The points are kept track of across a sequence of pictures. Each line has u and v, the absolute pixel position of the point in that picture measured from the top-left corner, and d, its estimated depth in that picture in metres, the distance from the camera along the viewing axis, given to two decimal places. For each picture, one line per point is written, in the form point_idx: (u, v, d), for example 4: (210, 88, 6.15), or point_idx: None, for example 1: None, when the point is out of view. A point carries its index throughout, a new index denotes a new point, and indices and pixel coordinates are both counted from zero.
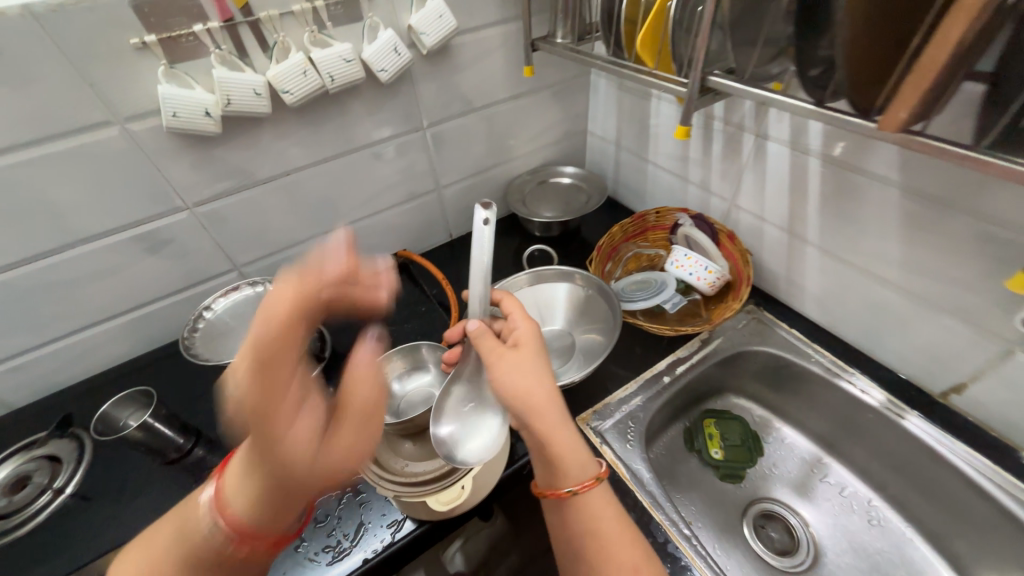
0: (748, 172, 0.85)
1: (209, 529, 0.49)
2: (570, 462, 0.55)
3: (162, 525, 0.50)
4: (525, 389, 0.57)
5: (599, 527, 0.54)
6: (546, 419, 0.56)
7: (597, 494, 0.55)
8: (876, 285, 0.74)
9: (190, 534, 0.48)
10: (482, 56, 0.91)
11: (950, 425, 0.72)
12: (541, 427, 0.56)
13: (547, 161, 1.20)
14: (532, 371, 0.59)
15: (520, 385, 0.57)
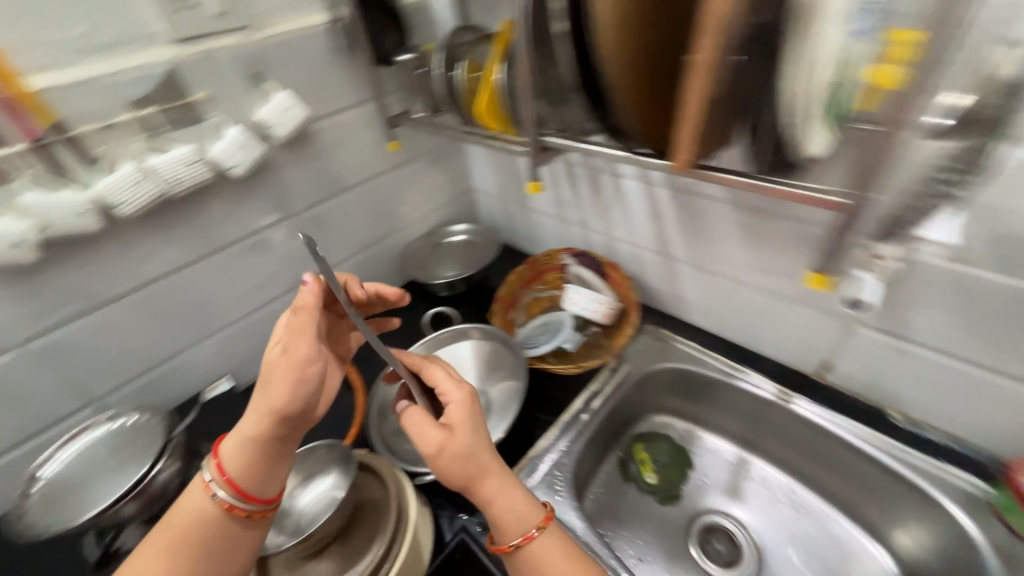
0: (614, 207, 0.93)
1: (215, 521, 0.51)
2: (512, 511, 0.53)
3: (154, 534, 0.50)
4: (462, 463, 0.53)
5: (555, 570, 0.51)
6: (491, 485, 0.54)
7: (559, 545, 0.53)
8: (740, 288, 0.82)
9: (191, 532, 0.50)
10: (346, 137, 0.92)
11: (831, 400, 0.79)
12: (491, 493, 0.53)
13: (439, 222, 1.21)
14: (461, 445, 0.54)
15: (467, 465, 0.53)
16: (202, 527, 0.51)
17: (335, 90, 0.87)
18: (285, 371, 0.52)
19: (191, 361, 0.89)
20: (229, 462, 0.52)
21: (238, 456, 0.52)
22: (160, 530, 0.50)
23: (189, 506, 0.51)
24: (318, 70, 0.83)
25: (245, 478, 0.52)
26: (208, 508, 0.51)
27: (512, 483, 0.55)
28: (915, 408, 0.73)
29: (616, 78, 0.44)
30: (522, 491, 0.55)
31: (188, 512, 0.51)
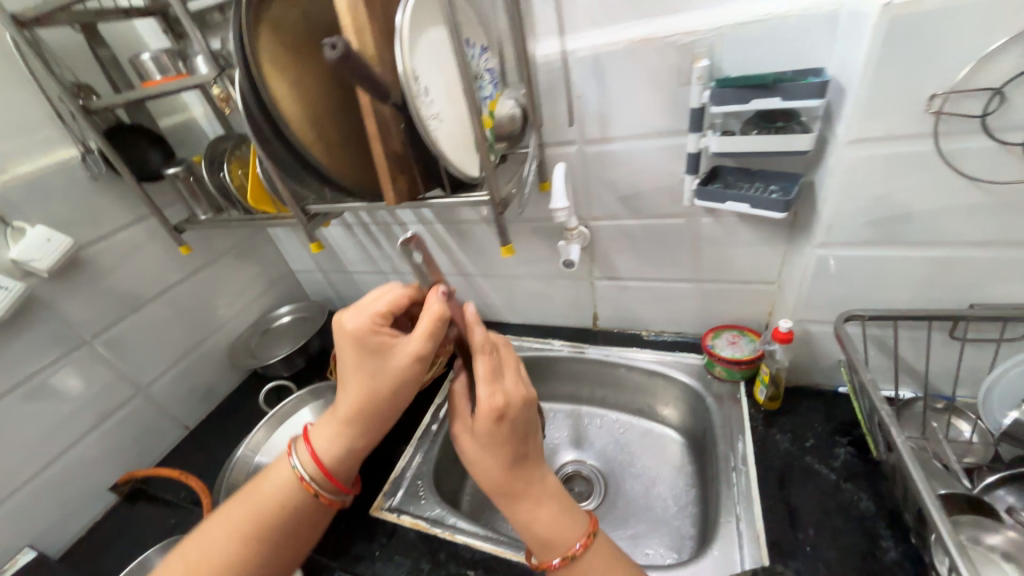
0: None
1: (294, 495, 0.65)
2: (557, 529, 0.58)
3: (239, 503, 0.64)
4: (495, 479, 0.60)
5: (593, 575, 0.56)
6: (523, 503, 0.60)
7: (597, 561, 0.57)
8: (520, 280, 1.06)
9: (272, 507, 0.63)
10: (130, 253, 0.93)
11: (607, 339, 1.06)
12: (533, 512, 0.59)
13: (265, 310, 1.25)
14: (499, 466, 0.60)
15: (491, 474, 0.60)
16: (282, 509, 0.64)
17: (105, 213, 0.89)
18: (371, 370, 0.61)
19: None
20: (317, 450, 0.66)
21: (335, 439, 0.66)
22: (244, 497, 0.65)
23: (273, 485, 0.65)
24: (80, 200, 0.85)
25: (331, 462, 0.66)
26: (288, 489, 0.65)
27: (541, 509, 0.59)
28: (652, 323, 1.02)
29: (317, 156, 0.60)
30: (554, 514, 0.59)
31: (268, 493, 0.64)
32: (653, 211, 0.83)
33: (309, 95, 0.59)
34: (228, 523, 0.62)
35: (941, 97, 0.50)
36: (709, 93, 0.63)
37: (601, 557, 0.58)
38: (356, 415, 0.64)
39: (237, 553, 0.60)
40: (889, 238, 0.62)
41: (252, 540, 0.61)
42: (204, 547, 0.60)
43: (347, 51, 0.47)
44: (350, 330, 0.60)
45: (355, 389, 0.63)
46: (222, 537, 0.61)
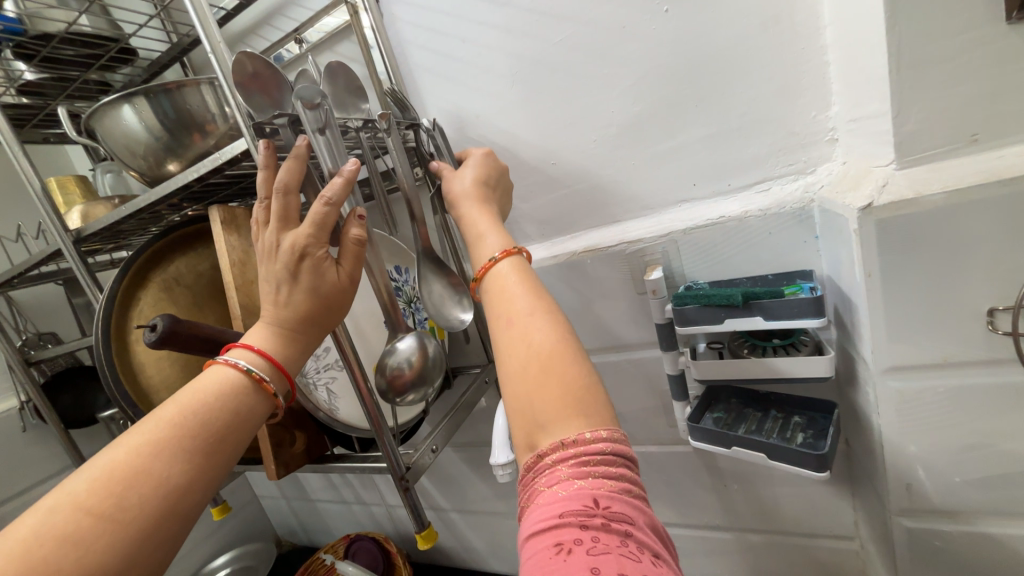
0: (376, 477, 0.92)
1: (136, 496, 0.25)
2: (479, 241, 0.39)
3: (138, 430, 0.27)
4: (473, 193, 0.44)
5: (514, 322, 0.31)
6: (469, 208, 0.42)
7: (501, 273, 0.35)
8: (502, 518, 0.82)
9: (194, 455, 0.28)
10: None
11: None
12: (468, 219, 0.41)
13: (207, 557, 1.02)
14: (476, 177, 0.45)
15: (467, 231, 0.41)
16: (235, 419, 0.31)
17: (26, 467, 0.79)
18: (313, 287, 0.37)
19: None
20: (268, 347, 0.35)
21: (286, 352, 0.36)
22: (151, 428, 0.27)
23: (210, 393, 0.30)
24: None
25: (233, 398, 0.31)
26: (237, 395, 0.31)
27: (487, 218, 0.41)
28: None
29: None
30: (499, 225, 0.40)
31: (201, 415, 0.29)
32: (647, 438, 0.63)
33: (192, 358, 0.52)
34: (93, 484, 0.24)
35: (1007, 312, 0.34)
36: (671, 308, 0.49)
37: (520, 271, 0.35)
38: (308, 327, 0.38)
39: (123, 557, 0.24)
40: (1019, 507, 0.38)
41: (169, 513, 0.26)
42: (32, 543, 0.22)
43: (173, 328, 0.37)
44: (271, 254, 0.37)
45: (276, 295, 0.37)
46: (91, 500, 0.24)
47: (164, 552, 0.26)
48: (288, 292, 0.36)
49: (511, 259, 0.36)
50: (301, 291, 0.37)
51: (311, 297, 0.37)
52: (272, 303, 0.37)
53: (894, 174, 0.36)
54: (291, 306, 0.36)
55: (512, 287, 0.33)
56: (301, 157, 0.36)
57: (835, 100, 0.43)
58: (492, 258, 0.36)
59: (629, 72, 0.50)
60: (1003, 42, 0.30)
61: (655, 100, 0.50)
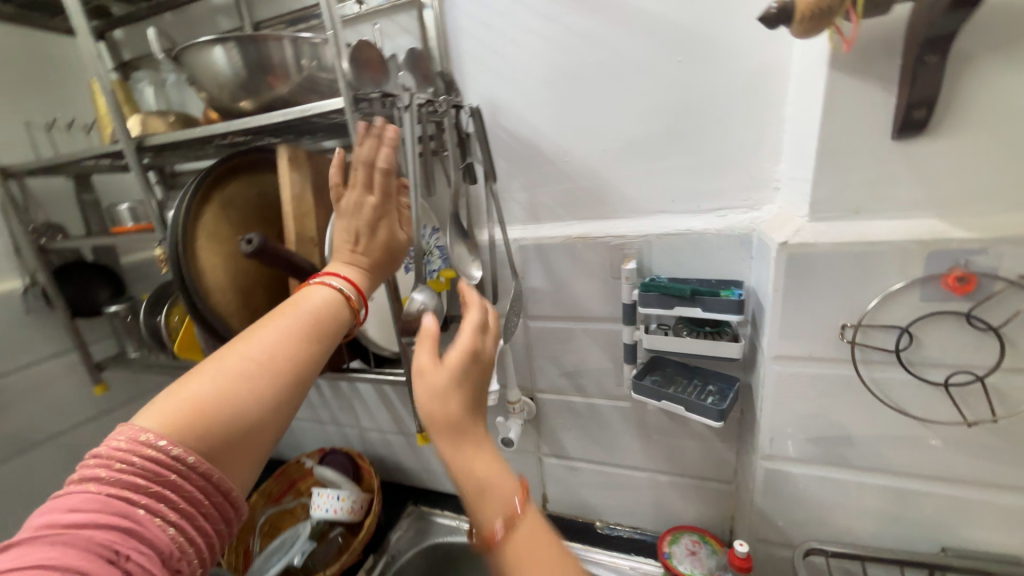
0: (355, 401, 1.04)
1: (277, 364, 0.40)
2: (486, 483, 0.38)
3: (267, 325, 0.42)
4: (472, 407, 0.41)
5: (526, 567, 0.35)
6: (457, 447, 0.40)
7: (515, 526, 0.37)
8: None
9: (302, 349, 0.42)
10: (39, 388, 0.86)
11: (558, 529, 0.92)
12: (461, 454, 0.39)
13: None
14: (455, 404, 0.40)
15: (471, 461, 0.39)
16: (331, 324, 0.45)
17: (27, 346, 0.85)
18: (384, 242, 0.50)
19: None
20: (351, 277, 0.48)
21: (360, 284, 0.49)
22: (279, 322, 0.42)
23: (315, 302, 0.44)
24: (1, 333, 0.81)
25: (328, 309, 0.45)
26: (332, 305, 0.46)
27: (490, 459, 0.40)
28: (604, 513, 0.90)
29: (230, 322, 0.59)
30: (496, 464, 0.40)
31: (309, 317, 0.43)
32: (597, 393, 0.79)
33: (241, 271, 0.60)
34: (255, 349, 0.39)
35: (852, 327, 0.51)
36: (637, 292, 0.64)
37: (532, 521, 0.38)
38: (377, 271, 0.51)
39: (271, 399, 0.39)
40: (835, 459, 0.58)
41: (293, 376, 0.41)
42: (226, 379, 0.37)
43: (264, 246, 0.48)
44: (353, 214, 0.48)
45: (355, 245, 0.49)
46: (246, 366, 0.38)
47: (292, 402, 0.41)
48: (363, 246, 0.49)
49: (523, 517, 0.37)
50: (374, 245, 0.50)
51: (379, 252, 0.50)
52: (350, 254, 0.49)
53: (806, 224, 0.51)
54: (366, 256, 0.50)
55: (535, 553, 0.36)
56: (393, 146, 0.48)
57: (784, 159, 0.58)
58: (501, 525, 0.37)
59: (641, 103, 0.62)
60: (888, 150, 0.46)
61: (656, 130, 0.63)
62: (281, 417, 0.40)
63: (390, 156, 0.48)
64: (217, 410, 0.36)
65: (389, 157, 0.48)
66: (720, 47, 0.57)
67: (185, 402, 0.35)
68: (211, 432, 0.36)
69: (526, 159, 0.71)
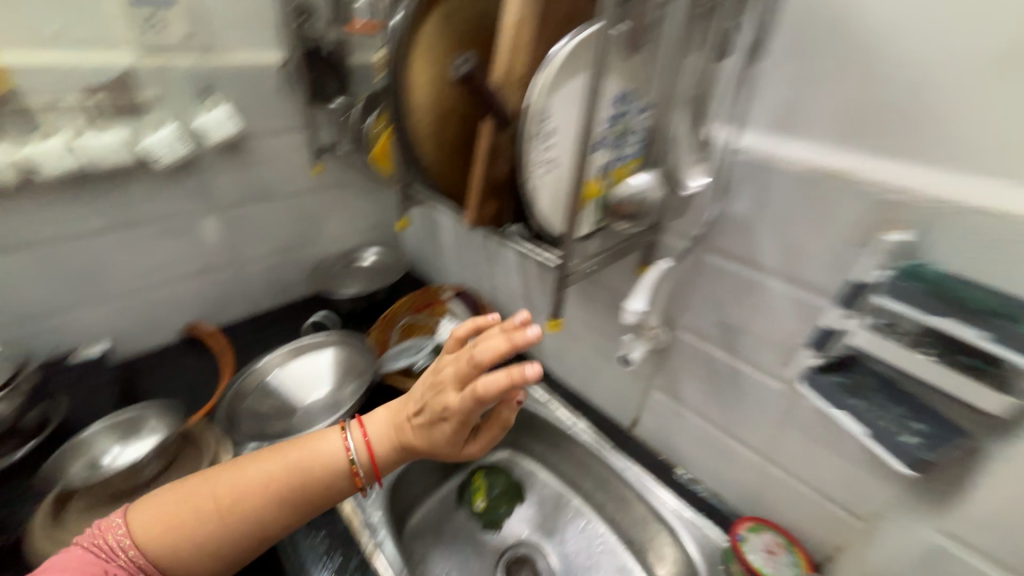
0: (497, 258, 1.09)
1: (259, 501, 0.57)
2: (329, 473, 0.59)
3: (271, 460, 0.59)
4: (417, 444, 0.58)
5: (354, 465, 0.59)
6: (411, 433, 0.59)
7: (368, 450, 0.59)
8: (578, 342, 0.98)
9: (276, 491, 0.57)
10: (278, 153, 1.07)
11: (637, 453, 0.92)
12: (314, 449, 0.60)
13: (358, 245, 1.35)
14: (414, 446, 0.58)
15: (298, 475, 0.58)
16: (306, 495, 0.58)
17: (276, 116, 1.03)
18: (445, 437, 0.56)
19: (78, 321, 0.95)
20: (369, 441, 0.60)
21: (381, 442, 0.59)
22: (271, 459, 0.59)
23: (321, 452, 0.59)
24: (261, 98, 0.99)
25: (324, 475, 0.59)
26: (319, 465, 0.59)
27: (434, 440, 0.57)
28: (689, 466, 0.86)
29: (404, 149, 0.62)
30: (441, 439, 0.56)
31: (288, 471, 0.58)
32: (749, 358, 0.68)
33: (434, 112, 0.58)
34: (273, 460, 0.59)
35: None
36: (881, 275, 0.50)
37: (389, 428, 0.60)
38: (424, 450, 0.58)
39: (214, 537, 0.55)
40: None
41: (256, 528, 0.57)
42: (205, 513, 0.56)
43: (472, 74, 0.46)
44: (438, 375, 0.57)
45: (418, 415, 0.58)
46: (222, 501, 0.56)
47: (241, 535, 0.57)
48: (446, 423, 0.55)
49: (383, 439, 0.60)
50: (450, 426, 0.55)
51: (459, 431, 0.55)
52: (439, 429, 0.56)
53: None
54: (433, 437, 0.57)
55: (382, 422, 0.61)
56: (520, 343, 0.52)
57: None
58: (358, 472, 0.59)
59: (930, 42, 0.44)
60: None
61: (951, 85, 0.43)
62: (252, 548, 0.58)
63: (506, 380, 0.51)
64: (201, 519, 0.56)
65: (502, 385, 0.51)
66: (893, 65, 0.46)
67: (171, 506, 0.56)
68: (182, 542, 0.55)
69: (812, 39, 0.50)
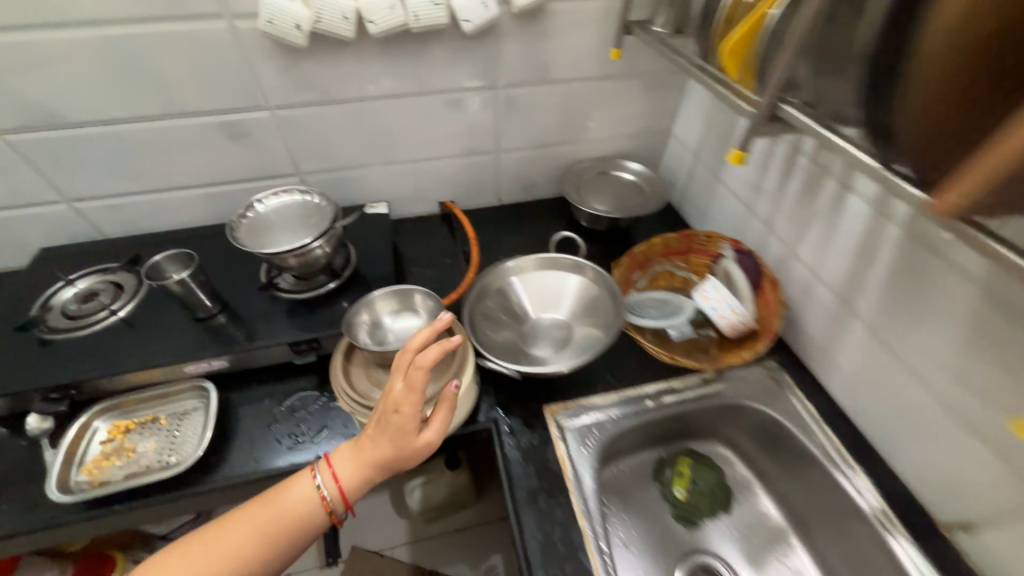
0: (818, 221, 0.77)
1: (243, 528, 0.60)
2: (298, 504, 0.62)
3: (257, 509, 0.61)
4: (394, 457, 0.61)
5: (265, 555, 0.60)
6: (379, 446, 0.61)
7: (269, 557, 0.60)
8: (914, 383, 0.66)
9: (264, 529, 0.60)
10: (576, 26, 0.90)
11: (946, 563, 0.64)
12: (338, 460, 0.64)
13: (615, 152, 1.15)
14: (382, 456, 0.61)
15: (291, 509, 0.61)
16: (292, 512, 0.61)
17: None
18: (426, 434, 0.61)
19: (370, 176, 1.04)
20: (337, 462, 0.63)
21: (349, 478, 0.62)
22: (254, 513, 0.61)
23: (296, 497, 0.62)
24: None
25: (305, 500, 0.62)
26: (304, 497, 0.62)
27: (360, 458, 0.63)
28: None
29: (839, 46, 0.47)
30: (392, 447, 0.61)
31: (272, 507, 0.61)
32: None
33: (939, 52, 0.34)
34: (191, 551, 0.58)
35: None
36: None
37: (308, 507, 0.62)
38: (392, 457, 0.61)
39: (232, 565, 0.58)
40: None
41: (253, 553, 0.59)
42: (198, 562, 0.57)
43: None
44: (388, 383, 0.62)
45: (374, 429, 0.62)
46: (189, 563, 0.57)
47: None
48: (405, 419, 0.60)
49: (314, 497, 0.62)
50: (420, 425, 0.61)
51: (405, 425, 0.60)
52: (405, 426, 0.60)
53: None
54: (402, 443, 0.60)
55: (264, 510, 0.61)
56: (448, 342, 0.62)
57: None
58: (325, 493, 0.62)
59: None
60: None
61: None
62: None
63: (438, 352, 0.60)
64: None
65: (436, 354, 0.60)
66: None
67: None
68: None
69: None
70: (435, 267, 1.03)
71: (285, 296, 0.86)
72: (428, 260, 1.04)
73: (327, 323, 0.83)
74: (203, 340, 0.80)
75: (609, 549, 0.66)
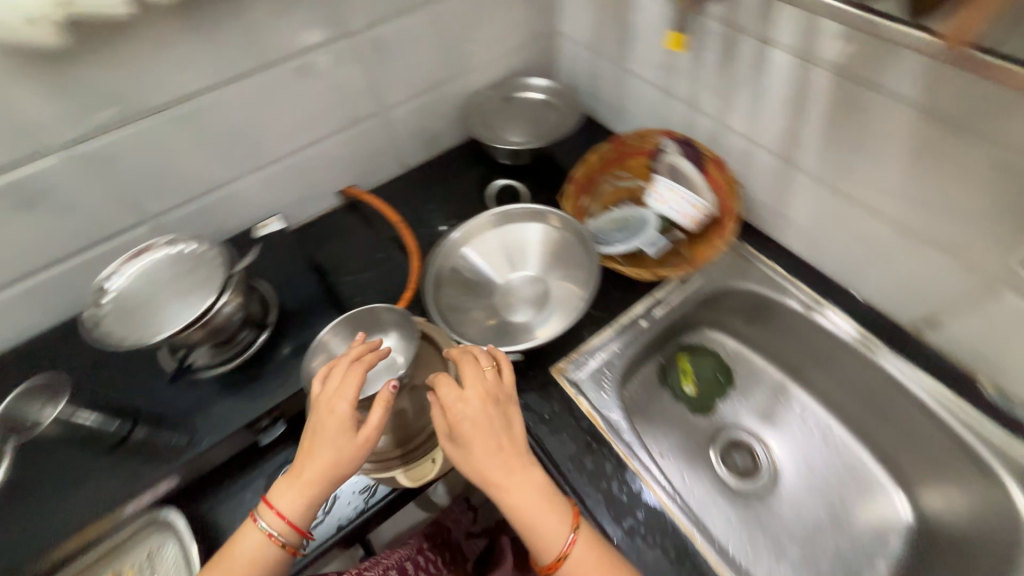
0: (744, 85, 0.75)
1: None
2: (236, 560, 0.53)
3: None
4: (333, 460, 0.54)
5: None
6: (316, 458, 0.54)
7: None
8: (867, 216, 0.70)
9: None
10: None
11: (920, 357, 0.73)
12: (279, 487, 0.55)
13: (510, 71, 1.01)
14: (318, 463, 0.53)
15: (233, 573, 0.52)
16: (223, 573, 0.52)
17: None
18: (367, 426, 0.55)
19: (243, 191, 0.83)
20: (274, 493, 0.55)
21: (293, 509, 0.53)
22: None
23: (237, 558, 0.53)
24: None
25: (250, 551, 0.53)
26: (247, 549, 0.53)
27: (303, 478, 0.54)
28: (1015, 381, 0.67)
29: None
30: (332, 449, 0.54)
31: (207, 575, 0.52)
32: None
33: None
34: None
35: None
36: None
37: (256, 553, 0.53)
38: (334, 458, 0.54)
39: None
40: None
41: None
42: None
43: None
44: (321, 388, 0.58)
45: (310, 437, 0.56)
46: None
47: None
48: (347, 412, 0.55)
49: (256, 545, 0.53)
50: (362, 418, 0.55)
51: (345, 420, 0.55)
52: (343, 418, 0.54)
53: None
54: (343, 440, 0.54)
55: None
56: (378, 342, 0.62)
57: None
58: (268, 531, 0.53)
59: None
60: None
61: None
62: None
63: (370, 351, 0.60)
64: None
65: (369, 355, 0.60)
66: None
67: None
68: None
69: None
70: (367, 269, 0.88)
71: (206, 375, 0.69)
72: (355, 264, 0.89)
73: (279, 382, 0.68)
74: (131, 468, 0.62)
75: (664, 476, 0.67)
